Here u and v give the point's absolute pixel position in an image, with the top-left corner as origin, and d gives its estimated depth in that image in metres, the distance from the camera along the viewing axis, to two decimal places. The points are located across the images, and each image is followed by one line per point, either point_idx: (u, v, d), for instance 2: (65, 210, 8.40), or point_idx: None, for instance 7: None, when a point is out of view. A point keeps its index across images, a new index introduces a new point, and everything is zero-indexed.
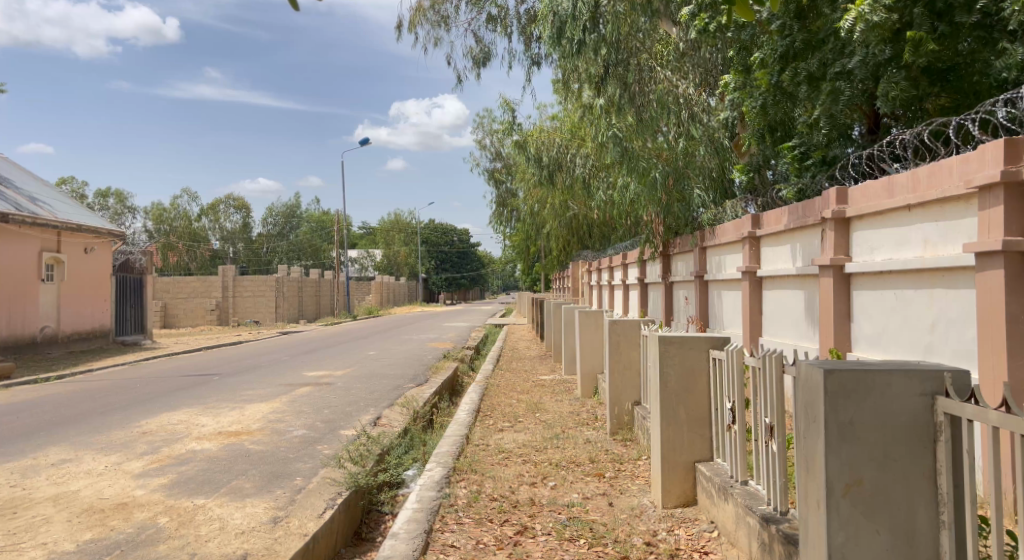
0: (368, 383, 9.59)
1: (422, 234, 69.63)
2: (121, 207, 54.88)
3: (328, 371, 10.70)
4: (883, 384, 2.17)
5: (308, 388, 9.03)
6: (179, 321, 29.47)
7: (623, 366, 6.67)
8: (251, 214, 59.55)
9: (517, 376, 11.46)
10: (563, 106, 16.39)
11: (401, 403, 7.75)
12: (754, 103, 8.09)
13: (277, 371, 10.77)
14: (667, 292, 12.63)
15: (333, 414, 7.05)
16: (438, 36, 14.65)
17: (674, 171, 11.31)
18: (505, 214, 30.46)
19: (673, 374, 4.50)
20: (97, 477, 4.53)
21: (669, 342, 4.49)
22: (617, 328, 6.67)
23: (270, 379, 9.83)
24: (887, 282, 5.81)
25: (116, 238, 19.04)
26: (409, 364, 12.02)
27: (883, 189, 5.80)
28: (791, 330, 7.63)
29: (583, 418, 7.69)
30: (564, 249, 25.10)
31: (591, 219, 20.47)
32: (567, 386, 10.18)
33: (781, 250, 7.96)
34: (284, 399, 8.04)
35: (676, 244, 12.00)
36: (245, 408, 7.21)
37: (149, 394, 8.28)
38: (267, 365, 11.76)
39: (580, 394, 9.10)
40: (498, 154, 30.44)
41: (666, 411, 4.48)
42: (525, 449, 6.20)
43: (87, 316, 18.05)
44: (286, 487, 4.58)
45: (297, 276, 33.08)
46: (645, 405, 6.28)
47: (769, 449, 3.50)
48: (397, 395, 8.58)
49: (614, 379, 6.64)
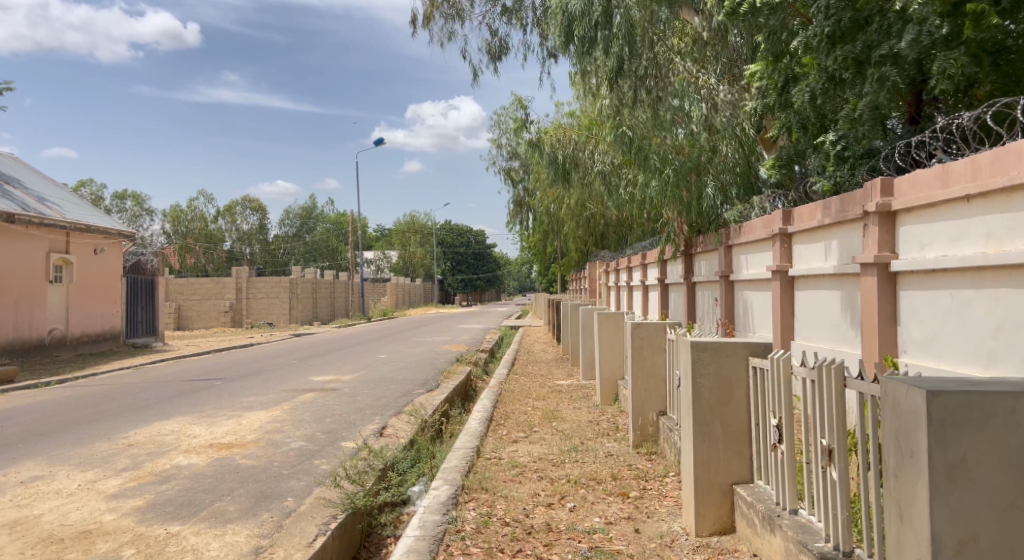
0: (377, 388, 9.15)
1: (438, 235, 69.31)
2: (139, 209, 54.98)
3: (336, 375, 10.29)
4: (1001, 412, 1.83)
5: (313, 394, 8.60)
6: (192, 324, 29.27)
7: (646, 373, 6.16)
8: (267, 216, 59.46)
9: (533, 381, 10.98)
10: (581, 101, 15.92)
11: (409, 410, 7.29)
12: (804, 93, 7.52)
13: (283, 375, 10.37)
14: (690, 293, 12.10)
15: (335, 424, 6.60)
16: (452, 30, 14.21)
17: (695, 166, 10.80)
18: (520, 215, 29.99)
19: (709, 382, 4.02)
20: (65, 499, 4.09)
21: (702, 349, 4.02)
22: (639, 331, 6.17)
23: (276, 384, 9.40)
24: (939, 282, 5.29)
25: (127, 239, 18.74)
26: (421, 369, 11.58)
27: (936, 177, 5.23)
28: (827, 334, 7.10)
29: (603, 428, 7.19)
30: (581, 250, 24.56)
31: (610, 218, 19.95)
32: (585, 392, 9.70)
33: (815, 247, 7.44)
34: (286, 406, 7.60)
35: (699, 243, 11.48)
36: (243, 417, 6.78)
37: (146, 401, 7.87)
38: (274, 369, 11.34)
39: (600, 401, 8.60)
40: (514, 153, 29.97)
41: (700, 426, 4.00)
42: (540, 464, 5.71)
43: (97, 317, 17.74)
44: (274, 510, 4.12)
45: (312, 277, 32.79)
46: (672, 417, 5.78)
47: (827, 476, 2.99)
48: (406, 402, 8.13)
49: (636, 387, 6.14)
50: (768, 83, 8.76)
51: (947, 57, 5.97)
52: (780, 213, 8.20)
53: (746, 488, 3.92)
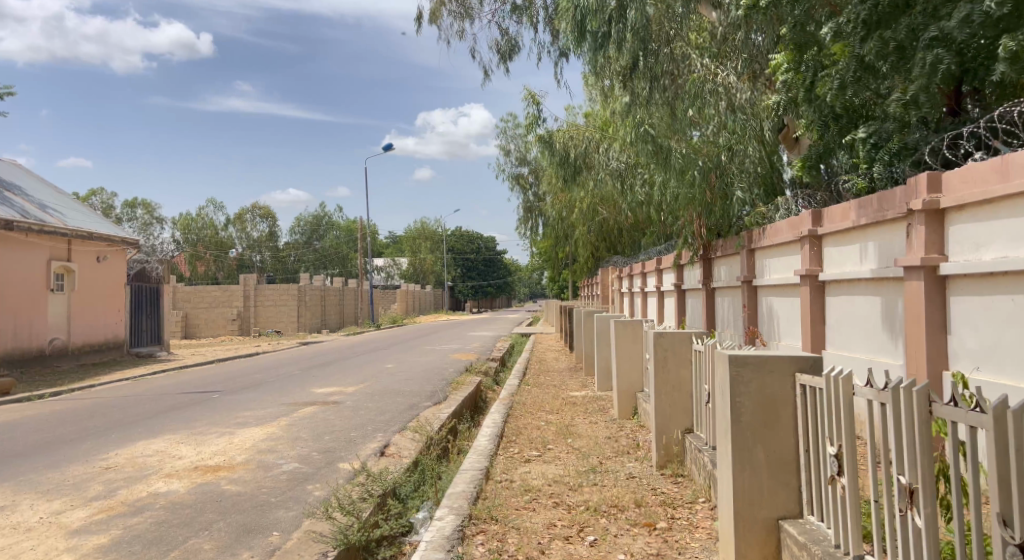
0: (381, 401, 8.69)
1: (448, 242, 68.91)
2: (150, 218, 54.83)
3: (340, 387, 9.83)
4: None
5: (313, 408, 8.14)
6: (199, 332, 28.91)
7: (669, 388, 5.65)
8: (277, 223, 59.24)
9: (546, 392, 10.49)
10: (594, 102, 15.46)
11: (413, 426, 6.80)
12: (835, 82, 7.04)
13: (285, 387, 9.92)
14: (709, 299, 11.57)
15: (333, 442, 6.13)
16: (460, 29, 13.77)
17: (717, 167, 10.29)
18: (531, 221, 29.52)
19: (751, 401, 3.53)
20: (21, 536, 3.64)
21: (742, 365, 3.53)
22: (663, 340, 5.67)
23: (276, 397, 8.93)
24: (998, 288, 4.77)
25: (130, 246, 18.35)
26: (428, 379, 11.09)
27: (995, 171, 4.71)
28: (864, 343, 6.58)
29: (622, 445, 6.69)
30: (593, 255, 24.05)
31: (623, 223, 19.48)
32: (601, 404, 9.19)
33: (849, 249, 6.93)
34: (284, 421, 7.14)
35: (718, 247, 10.95)
36: (236, 435, 6.32)
37: (136, 417, 7.42)
38: (276, 380, 10.88)
39: (617, 415, 8.09)
40: (524, 159, 29.57)
41: (739, 453, 3.51)
42: (556, 489, 5.22)
43: (100, 326, 17.35)
44: (256, 549, 3.63)
45: (320, 285, 32.39)
46: (701, 435, 5.27)
47: (909, 520, 2.49)
48: (411, 417, 7.65)
49: (660, 402, 5.66)
50: (794, 77, 8.23)
51: (1017, 36, 5.47)
52: (809, 213, 7.70)
53: (795, 525, 3.42)
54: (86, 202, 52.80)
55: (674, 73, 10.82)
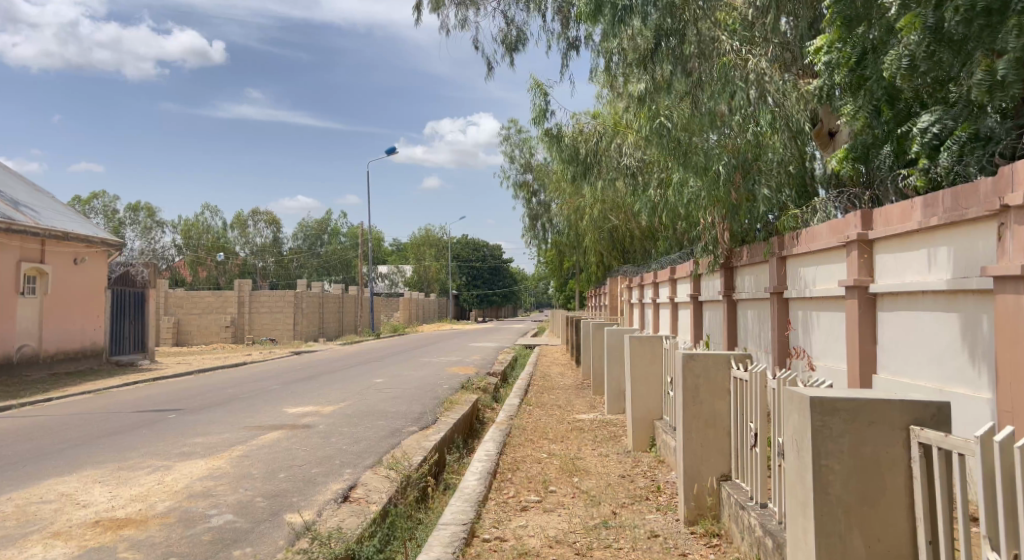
0: (359, 425, 7.57)
1: (453, 249, 67.92)
2: (151, 221, 53.82)
3: (316, 407, 8.72)
4: None
5: (279, 433, 7.03)
6: (191, 339, 27.83)
7: (701, 423, 4.58)
8: (280, 229, 58.32)
9: (549, 414, 9.36)
10: (606, 96, 14.25)
11: (389, 462, 5.69)
12: (902, 57, 5.88)
13: (255, 405, 8.82)
14: (730, 312, 10.45)
15: (287, 484, 5.03)
16: (462, 17, 12.70)
17: (743, 164, 9.24)
18: (537, 229, 28.48)
19: (845, 465, 2.43)
20: None
21: (834, 412, 2.43)
22: (694, 365, 4.60)
23: (240, 418, 7.82)
24: None
25: (112, 248, 17.31)
26: (419, 398, 9.97)
27: None
28: (932, 369, 5.47)
29: (639, 489, 5.57)
30: (602, 263, 22.94)
31: (634, 229, 18.38)
32: (612, 431, 8.06)
33: (907, 257, 5.84)
34: (238, 451, 6.04)
35: (743, 254, 9.87)
36: (171, 471, 5.22)
37: (67, 443, 6.32)
38: (249, 396, 9.76)
39: (632, 446, 6.97)
40: (529, 165, 28.59)
41: (830, 542, 2.44)
42: (558, 553, 4.12)
43: (76, 333, 16.28)
44: None
45: (318, 291, 31.35)
46: (746, 486, 4.17)
47: None
48: (390, 447, 6.53)
49: (689, 439, 4.57)
50: (839, 56, 6.93)
51: None
52: (857, 215, 6.62)
53: None
54: (87, 205, 51.90)
55: (700, 55, 9.64)
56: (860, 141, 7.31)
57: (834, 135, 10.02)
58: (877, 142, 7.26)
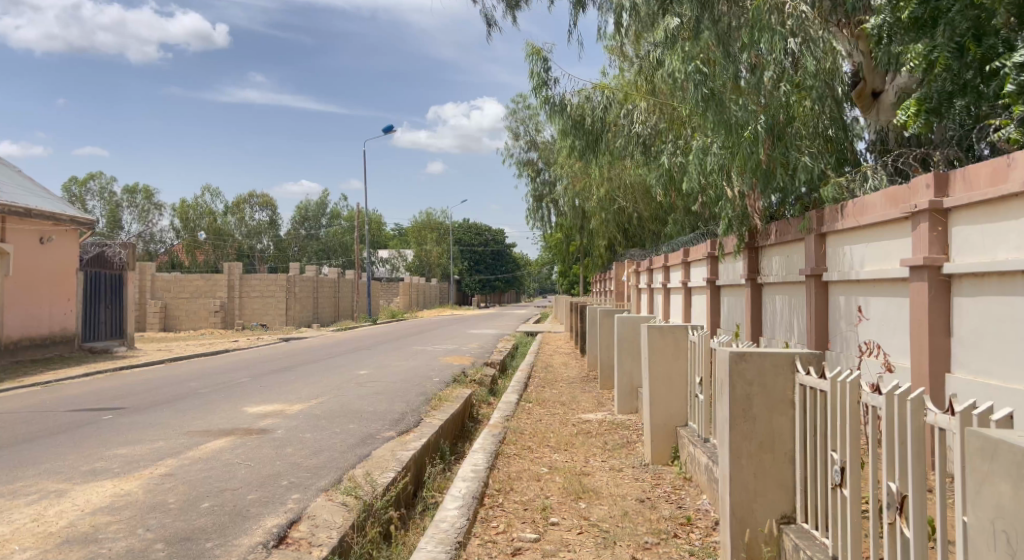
0: (326, 430, 6.40)
1: (455, 233, 66.69)
2: (148, 204, 52.42)
3: (281, 405, 7.56)
4: None
5: (226, 439, 5.87)
6: (179, 324, 26.55)
7: (753, 446, 3.39)
8: (278, 212, 57.07)
9: (551, 413, 8.16)
10: (616, 62, 12.96)
11: (348, 485, 4.52)
12: None
13: (211, 403, 7.65)
14: (754, 298, 9.28)
15: (207, 519, 3.86)
16: None
17: (776, 129, 8.07)
18: (541, 210, 27.29)
19: None
20: None
21: None
22: (746, 369, 3.40)
23: (188, 419, 6.65)
24: None
25: (83, 227, 16.12)
26: (403, 394, 8.80)
27: None
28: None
29: (662, 520, 4.41)
30: (609, 246, 21.76)
31: (643, 209, 17.17)
32: (624, 436, 6.89)
33: (996, 231, 4.35)
34: (164, 467, 4.87)
35: (770, 233, 8.66)
36: (60, 501, 4.06)
37: None
38: (210, 391, 8.59)
39: (649, 459, 5.79)
40: (534, 143, 27.39)
41: None
42: None
43: (44, 318, 15.12)
44: None
45: (313, 274, 30.14)
46: (824, 542, 3.01)
47: None
48: (356, 461, 5.36)
49: (737, 468, 3.40)
50: None
51: None
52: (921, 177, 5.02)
53: None
54: (82, 186, 50.60)
55: None
56: (936, 89, 5.77)
57: (879, 96, 8.70)
58: (956, 90, 5.71)
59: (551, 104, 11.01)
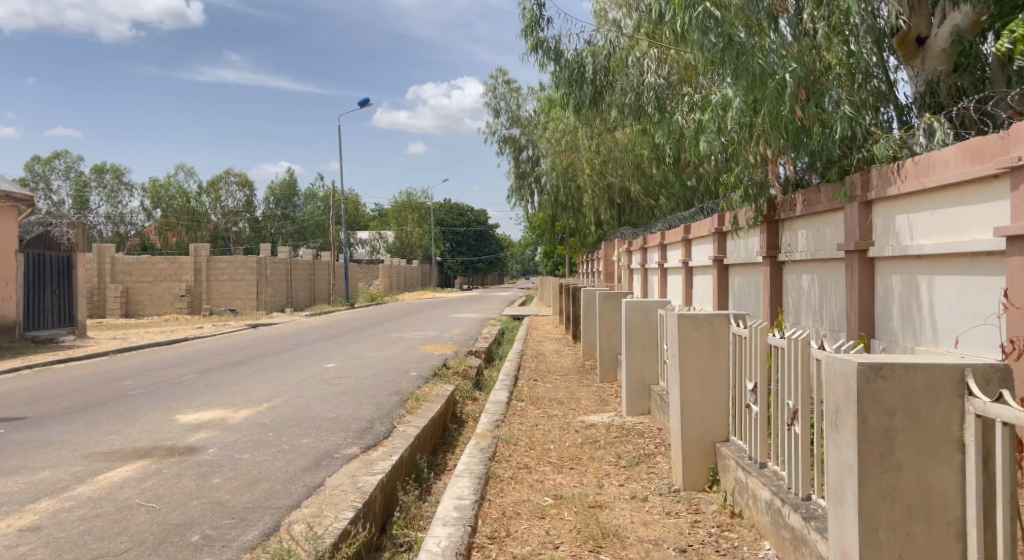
0: (271, 447, 5.10)
1: (436, 215, 65.20)
2: (117, 184, 50.38)
3: (223, 413, 6.24)
4: None
5: (136, 463, 4.55)
6: (142, 310, 25.11)
7: (899, 513, 2.17)
8: (253, 192, 55.13)
9: (548, 416, 6.91)
10: (613, 12, 11.56)
11: (282, 543, 3.21)
12: None
13: (139, 409, 6.32)
14: (774, 277, 8.05)
15: None
16: None
17: (810, 77, 6.78)
18: (525, 188, 25.95)
19: None
20: None
21: None
22: (884, 392, 2.15)
23: (98, 434, 5.33)
24: None
25: (23, 204, 14.59)
26: (373, 393, 7.51)
27: None
28: None
29: None
30: (598, 224, 20.51)
31: (635, 183, 15.91)
32: (638, 447, 5.65)
33: None
34: (32, 514, 3.57)
35: (795, 203, 7.38)
36: None
37: None
38: (142, 393, 7.25)
39: (679, 483, 4.54)
40: (517, 119, 25.99)
41: None
42: None
43: None
44: None
45: (286, 256, 28.70)
46: None
47: None
48: (303, 496, 4.07)
49: (870, 544, 2.18)
50: None
51: None
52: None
53: None
54: (47, 164, 48.46)
55: None
56: None
57: (926, 43, 6.86)
58: None
59: (544, 50, 9.62)
